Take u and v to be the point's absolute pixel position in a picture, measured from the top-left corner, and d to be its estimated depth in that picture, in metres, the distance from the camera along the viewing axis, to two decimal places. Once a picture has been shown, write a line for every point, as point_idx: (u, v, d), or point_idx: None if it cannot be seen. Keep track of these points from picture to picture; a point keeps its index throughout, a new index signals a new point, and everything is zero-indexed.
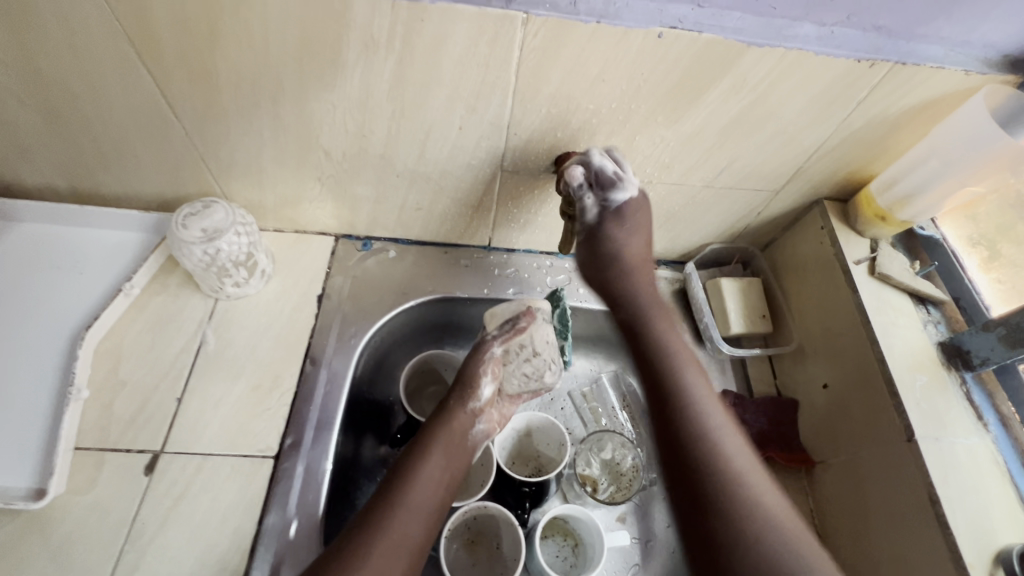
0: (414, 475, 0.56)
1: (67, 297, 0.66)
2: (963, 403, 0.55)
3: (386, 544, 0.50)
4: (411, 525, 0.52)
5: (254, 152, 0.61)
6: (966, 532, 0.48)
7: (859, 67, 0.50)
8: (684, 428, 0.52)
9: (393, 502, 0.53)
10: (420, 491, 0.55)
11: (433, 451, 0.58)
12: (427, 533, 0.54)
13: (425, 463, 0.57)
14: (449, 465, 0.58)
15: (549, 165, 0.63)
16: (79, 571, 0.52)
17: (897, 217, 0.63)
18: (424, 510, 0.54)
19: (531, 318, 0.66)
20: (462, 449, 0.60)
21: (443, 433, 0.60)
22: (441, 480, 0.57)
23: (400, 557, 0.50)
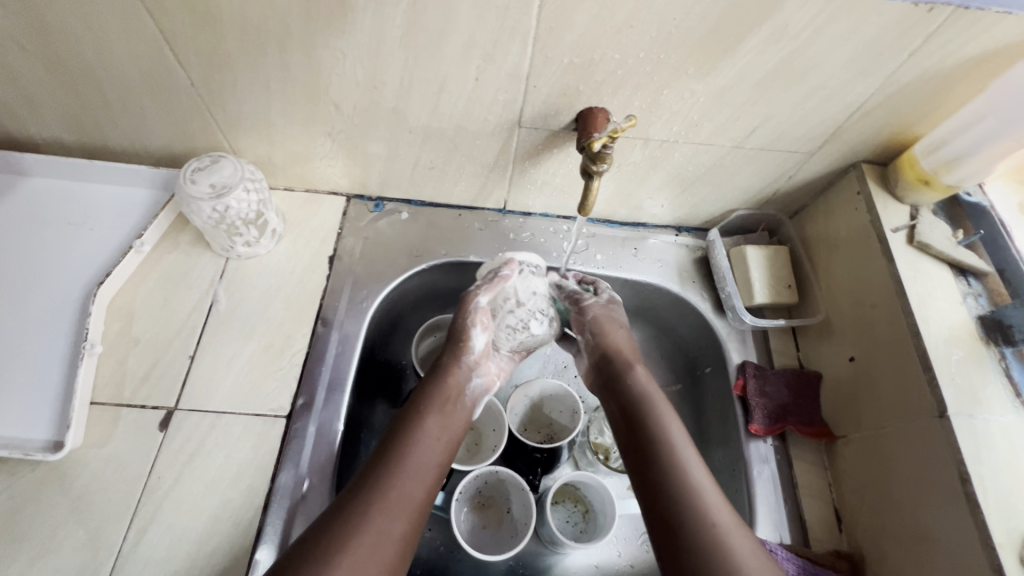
0: (412, 434, 0.54)
1: (79, 253, 0.65)
2: (1001, 379, 0.52)
3: (390, 497, 0.48)
4: (414, 482, 0.50)
5: (263, 105, 0.59)
6: (998, 511, 0.46)
7: (915, 12, 0.45)
8: (673, 483, 0.49)
9: (394, 455, 0.52)
10: (421, 447, 0.53)
11: (428, 411, 0.57)
12: (428, 491, 0.51)
13: (422, 421, 0.55)
14: (444, 423, 0.57)
15: (570, 122, 0.59)
16: (99, 521, 0.53)
17: (942, 181, 0.58)
18: (425, 468, 0.52)
19: (513, 267, 0.65)
20: (459, 408, 0.59)
21: (434, 394, 0.59)
22: (440, 438, 0.55)
23: (405, 510, 0.49)
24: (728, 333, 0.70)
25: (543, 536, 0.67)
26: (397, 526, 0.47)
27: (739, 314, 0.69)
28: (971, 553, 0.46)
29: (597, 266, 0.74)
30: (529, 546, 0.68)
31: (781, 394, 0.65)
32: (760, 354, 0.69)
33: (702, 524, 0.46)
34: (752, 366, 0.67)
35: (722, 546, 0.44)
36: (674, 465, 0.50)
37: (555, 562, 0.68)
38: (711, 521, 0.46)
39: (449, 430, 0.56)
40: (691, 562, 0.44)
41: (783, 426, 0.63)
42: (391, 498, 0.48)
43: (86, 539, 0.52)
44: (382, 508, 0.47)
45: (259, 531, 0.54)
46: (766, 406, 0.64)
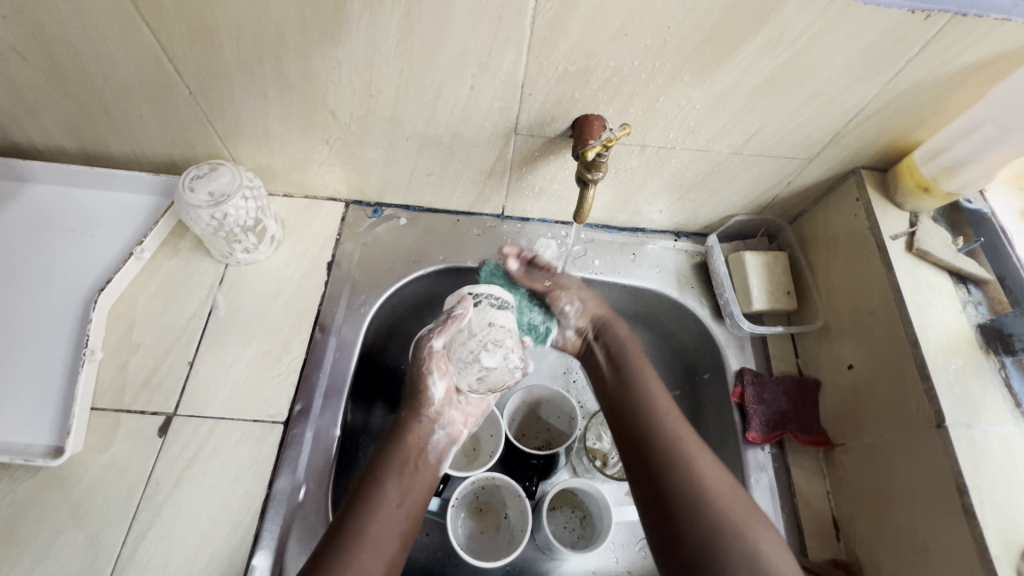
0: (376, 494, 0.54)
1: (81, 259, 0.66)
2: (1001, 389, 0.52)
3: (360, 555, 0.49)
4: (386, 529, 0.52)
5: (260, 113, 0.60)
6: (995, 522, 0.46)
7: (913, 19, 0.45)
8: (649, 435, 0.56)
9: (362, 514, 0.52)
10: (383, 514, 0.53)
11: (388, 472, 0.55)
12: (397, 549, 0.52)
13: (386, 482, 0.55)
14: (406, 484, 0.56)
15: (566, 129, 0.59)
16: (98, 525, 0.53)
17: (942, 188, 0.58)
18: (389, 533, 0.52)
19: (467, 308, 0.57)
20: (422, 471, 0.58)
21: (394, 455, 0.57)
22: (404, 501, 0.55)
23: (381, 554, 0.51)
24: (726, 339, 0.70)
25: (540, 543, 0.67)
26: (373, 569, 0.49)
27: (737, 320, 0.69)
28: (968, 565, 0.46)
29: (595, 272, 0.74)
30: (526, 552, 0.68)
31: (780, 402, 0.65)
32: (758, 361, 0.69)
33: (665, 437, 0.55)
34: (750, 373, 0.66)
35: (684, 454, 0.53)
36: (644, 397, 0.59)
37: (552, 568, 0.68)
38: (671, 434, 0.55)
39: (412, 493, 0.55)
40: (659, 470, 0.53)
41: (781, 434, 0.63)
42: (367, 546, 0.50)
43: (86, 544, 0.52)
44: (356, 559, 0.49)
45: (256, 538, 0.54)
46: (764, 414, 0.63)
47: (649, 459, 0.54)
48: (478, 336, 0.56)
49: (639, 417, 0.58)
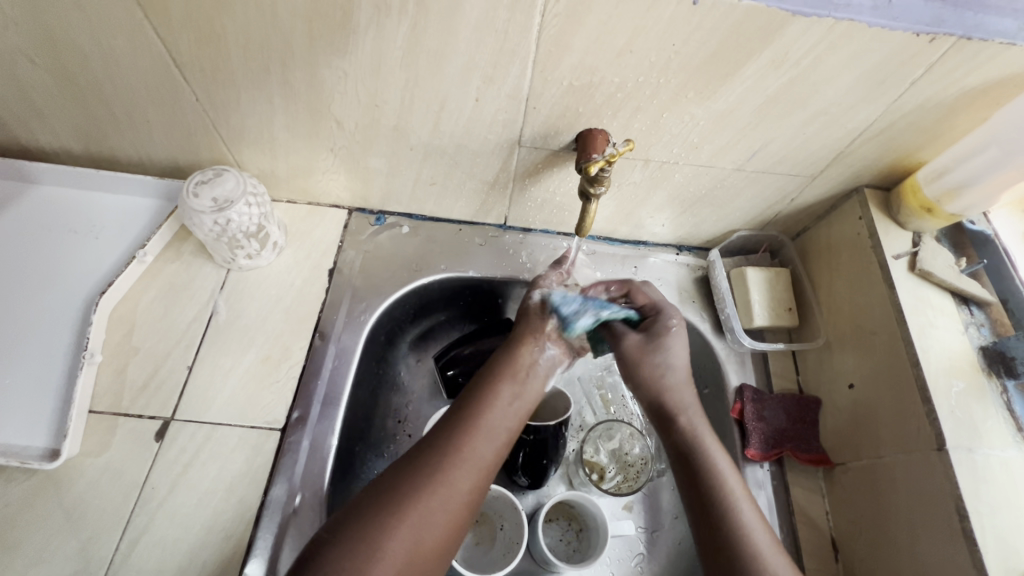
0: (488, 396, 0.55)
1: (84, 261, 0.66)
2: (1002, 412, 0.52)
3: (458, 458, 0.49)
4: (484, 444, 0.51)
5: (266, 120, 0.60)
6: (994, 548, 0.45)
7: (917, 41, 0.45)
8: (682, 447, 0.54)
9: (467, 419, 0.52)
10: (490, 418, 0.53)
11: (504, 374, 0.58)
12: (498, 455, 0.51)
13: (497, 386, 0.56)
14: (519, 387, 0.57)
15: (570, 142, 0.59)
16: (91, 530, 0.53)
17: (945, 210, 0.58)
18: (499, 432, 0.52)
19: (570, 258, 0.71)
20: (534, 379, 0.59)
21: (506, 362, 0.59)
22: (516, 403, 0.56)
23: (473, 471, 0.49)
24: (727, 354, 0.70)
25: (535, 555, 0.66)
26: (465, 482, 0.48)
27: (738, 336, 0.68)
28: None
29: None
30: (521, 565, 0.68)
31: (778, 419, 0.64)
32: (758, 377, 0.69)
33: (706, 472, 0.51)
34: (750, 390, 0.66)
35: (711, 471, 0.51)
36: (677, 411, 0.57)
37: None
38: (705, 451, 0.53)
39: (524, 397, 0.57)
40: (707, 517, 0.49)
41: (780, 451, 0.63)
42: (462, 464, 0.48)
43: (80, 548, 0.52)
44: (450, 470, 0.48)
45: (250, 545, 0.54)
46: (761, 431, 0.63)
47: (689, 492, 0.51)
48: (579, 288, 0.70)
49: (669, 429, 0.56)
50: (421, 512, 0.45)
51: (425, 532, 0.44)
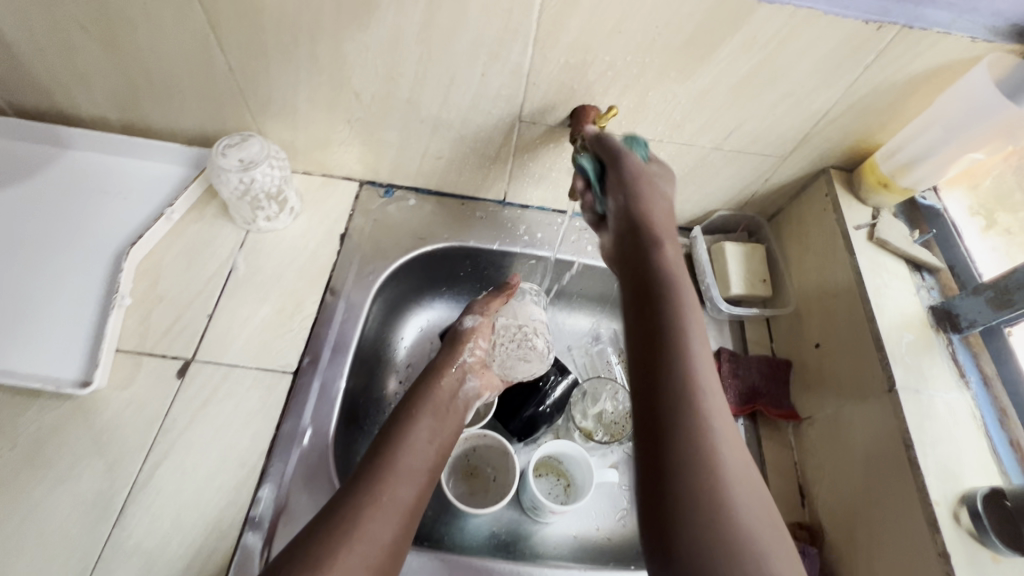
0: (403, 439, 0.58)
1: (114, 218, 0.72)
2: (946, 361, 0.57)
3: (377, 507, 0.50)
4: (400, 487, 0.53)
5: (291, 91, 0.66)
6: (936, 474, 0.50)
7: (867, 29, 0.52)
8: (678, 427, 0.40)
9: (383, 466, 0.55)
10: (410, 457, 0.57)
11: (420, 414, 0.62)
12: (418, 496, 0.55)
13: (413, 427, 0.60)
14: (436, 426, 0.62)
15: (564, 118, 0.66)
16: (117, 453, 0.57)
17: (899, 184, 0.64)
18: (416, 473, 0.56)
19: (515, 282, 0.76)
20: (453, 413, 0.65)
21: (428, 398, 0.64)
22: (431, 442, 0.60)
23: (393, 517, 0.51)
24: (707, 322, 0.76)
25: (524, 504, 0.70)
26: (387, 531, 0.50)
27: (716, 303, 0.74)
28: (912, 513, 0.50)
29: (588, 256, 0.80)
30: (511, 516, 0.72)
31: (752, 377, 0.69)
32: (735, 342, 0.75)
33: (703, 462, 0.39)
34: (727, 351, 0.71)
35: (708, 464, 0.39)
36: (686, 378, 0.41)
37: (535, 531, 0.71)
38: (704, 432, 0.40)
39: (440, 434, 0.62)
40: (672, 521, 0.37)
41: (754, 406, 0.68)
42: (381, 509, 0.50)
43: (105, 469, 0.56)
44: (371, 517, 0.49)
45: (263, 472, 0.59)
46: (735, 389, 0.68)
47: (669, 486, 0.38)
48: (522, 325, 0.78)
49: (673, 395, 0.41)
50: (347, 561, 0.46)
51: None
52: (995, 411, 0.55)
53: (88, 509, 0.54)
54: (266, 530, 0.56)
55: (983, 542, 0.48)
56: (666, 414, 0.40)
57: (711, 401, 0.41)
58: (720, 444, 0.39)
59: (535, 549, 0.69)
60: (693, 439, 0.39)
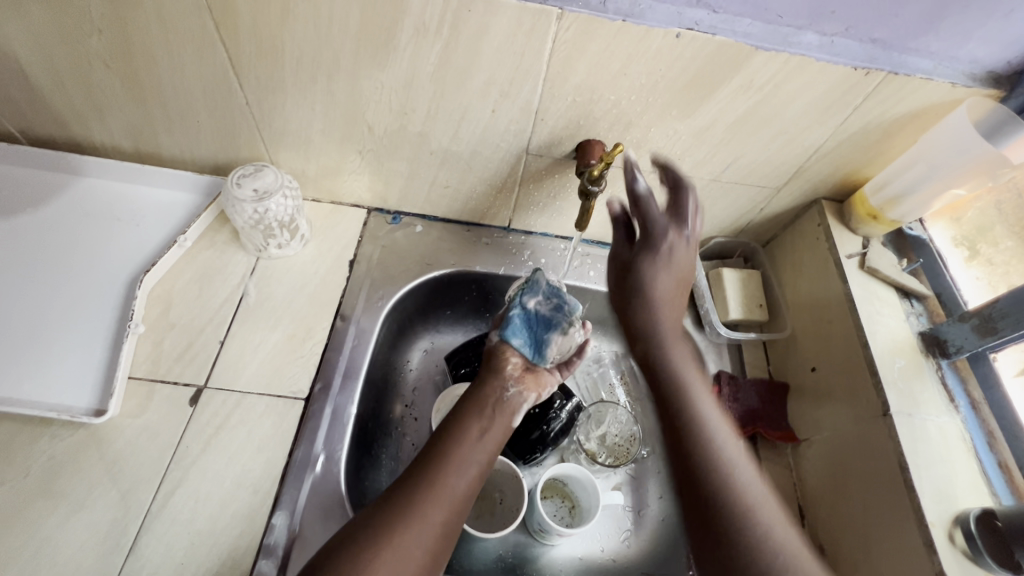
0: (456, 435, 0.59)
1: (125, 245, 0.73)
2: (936, 386, 0.60)
3: (428, 496, 0.53)
4: (452, 478, 0.55)
5: (306, 123, 0.68)
6: (931, 496, 0.53)
7: (856, 74, 0.55)
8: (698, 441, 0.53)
9: (437, 460, 0.56)
10: (463, 449, 0.58)
11: (472, 413, 0.62)
12: (470, 486, 0.56)
13: (465, 425, 0.61)
14: (487, 424, 0.62)
15: (570, 152, 0.69)
16: (130, 482, 0.58)
17: (887, 216, 0.68)
18: (468, 464, 0.57)
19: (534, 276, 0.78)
20: (500, 416, 0.63)
21: (476, 399, 0.64)
22: (484, 437, 0.61)
23: (444, 504, 0.53)
24: (706, 345, 0.78)
25: (531, 527, 0.71)
26: (438, 515, 0.52)
27: (716, 327, 0.77)
28: (910, 534, 0.52)
29: (591, 281, 0.83)
30: (518, 539, 0.72)
31: (751, 400, 0.72)
32: (734, 365, 0.77)
33: (730, 493, 0.49)
34: (726, 374, 0.74)
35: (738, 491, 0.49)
36: (695, 410, 0.56)
37: (541, 553, 0.72)
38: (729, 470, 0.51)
39: (491, 430, 0.61)
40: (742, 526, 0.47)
41: (754, 429, 0.70)
42: (434, 498, 0.53)
43: (118, 498, 0.57)
44: (424, 505, 0.52)
45: (275, 499, 0.59)
46: (735, 411, 0.71)
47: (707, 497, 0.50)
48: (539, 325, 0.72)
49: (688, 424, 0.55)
50: (398, 540, 0.49)
51: (405, 561, 0.49)
52: (983, 434, 0.58)
53: (101, 539, 0.54)
54: (280, 558, 0.56)
55: (976, 562, 0.50)
56: (693, 428, 0.54)
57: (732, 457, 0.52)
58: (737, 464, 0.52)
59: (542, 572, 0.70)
60: (706, 430, 0.54)
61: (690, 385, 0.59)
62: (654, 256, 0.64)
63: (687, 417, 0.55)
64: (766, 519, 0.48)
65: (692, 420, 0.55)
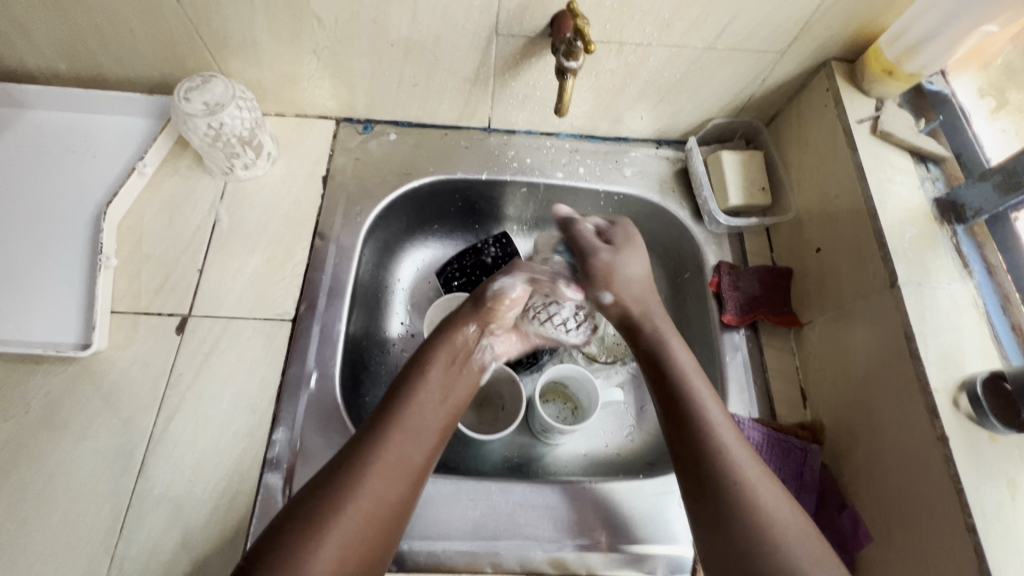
0: (414, 396, 0.55)
1: (85, 179, 0.69)
2: (949, 252, 0.56)
3: (383, 468, 0.49)
4: (409, 448, 0.51)
5: (248, 22, 0.61)
6: (937, 364, 0.51)
7: None
8: (704, 449, 0.49)
9: (390, 426, 0.52)
10: (421, 415, 0.54)
11: (433, 367, 0.59)
12: (426, 458, 0.53)
13: (422, 386, 0.57)
14: (448, 386, 0.59)
15: (545, 28, 0.61)
16: (129, 410, 0.58)
17: (905, 70, 0.61)
18: (427, 434, 0.54)
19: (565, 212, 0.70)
20: (466, 372, 0.61)
21: (441, 351, 0.61)
22: (445, 401, 0.57)
23: (400, 479, 0.50)
24: (705, 237, 0.74)
25: (534, 429, 0.72)
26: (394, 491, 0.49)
27: (714, 216, 0.73)
28: (913, 405, 0.51)
29: (581, 179, 0.77)
30: (522, 440, 0.73)
31: (753, 288, 0.69)
32: (735, 255, 0.74)
33: (718, 456, 0.49)
34: (726, 264, 0.71)
35: (737, 478, 0.47)
36: (709, 435, 0.50)
37: (546, 452, 0.73)
38: (738, 471, 0.47)
39: (452, 395, 0.58)
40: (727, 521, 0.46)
41: (754, 316, 0.68)
42: (388, 469, 0.49)
43: (121, 425, 0.58)
44: (375, 476, 0.48)
45: (275, 416, 0.60)
46: (737, 298, 0.68)
47: (707, 488, 0.48)
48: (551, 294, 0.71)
49: (693, 429, 0.51)
50: (350, 522, 0.45)
51: (355, 543, 0.45)
52: (998, 299, 0.55)
53: (110, 464, 0.56)
54: (284, 470, 0.58)
55: (980, 424, 0.48)
56: (682, 403, 0.53)
57: (727, 436, 0.50)
58: (747, 475, 0.47)
59: (549, 469, 0.71)
60: (697, 417, 0.52)
61: (682, 368, 0.56)
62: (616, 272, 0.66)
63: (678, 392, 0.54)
64: (753, 483, 0.47)
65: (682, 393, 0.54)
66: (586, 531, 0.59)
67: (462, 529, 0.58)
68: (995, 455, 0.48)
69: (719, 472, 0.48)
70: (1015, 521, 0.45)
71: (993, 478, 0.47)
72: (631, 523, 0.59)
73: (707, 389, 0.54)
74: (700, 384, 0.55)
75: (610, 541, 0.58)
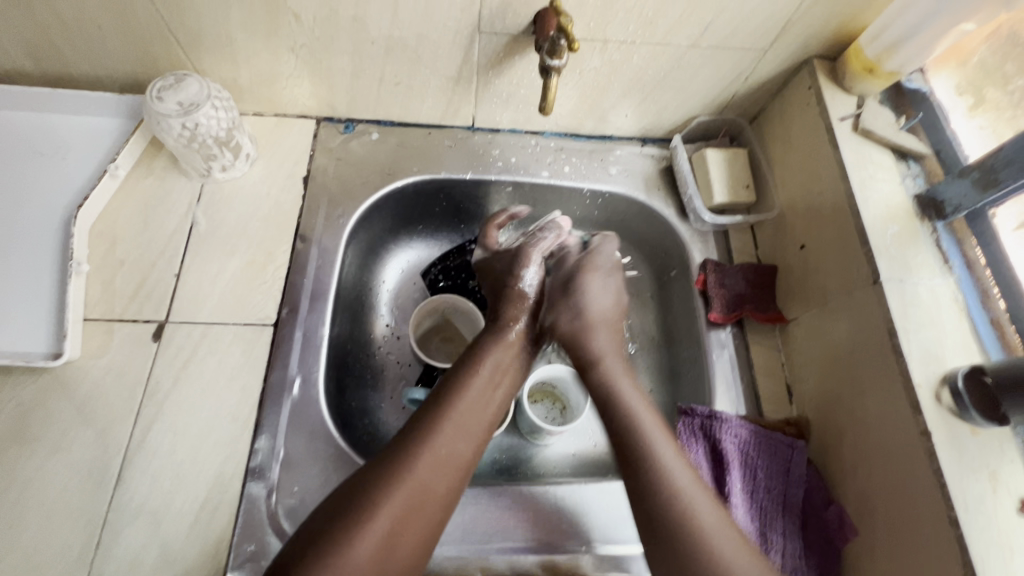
0: (463, 390, 0.55)
1: (54, 181, 0.67)
2: (930, 248, 0.57)
3: (431, 459, 0.49)
4: (455, 441, 0.51)
5: (222, 19, 0.59)
6: (919, 359, 0.51)
7: None
8: (649, 483, 0.51)
9: (442, 417, 0.52)
10: (471, 406, 0.54)
11: (486, 362, 0.59)
12: (475, 451, 0.53)
13: (473, 378, 0.56)
14: (497, 379, 0.58)
15: (528, 26, 0.60)
16: (104, 421, 0.57)
17: (885, 68, 0.61)
18: (473, 427, 0.53)
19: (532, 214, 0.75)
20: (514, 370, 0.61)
21: (497, 347, 0.61)
22: (492, 393, 0.57)
23: (445, 473, 0.50)
24: (691, 235, 0.74)
25: (523, 430, 0.71)
26: (439, 484, 0.49)
27: (699, 214, 0.73)
28: (896, 400, 0.52)
29: (566, 177, 0.77)
30: (510, 442, 0.72)
31: (739, 285, 0.69)
32: (720, 253, 0.74)
33: (659, 487, 0.51)
34: (712, 262, 0.71)
35: (675, 510, 0.49)
36: (653, 463, 0.52)
37: (534, 453, 0.72)
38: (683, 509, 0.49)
39: (500, 387, 0.58)
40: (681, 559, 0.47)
41: (740, 313, 0.68)
42: (437, 462, 0.50)
43: (95, 437, 0.56)
44: (423, 469, 0.48)
45: (257, 423, 0.58)
46: (724, 296, 0.68)
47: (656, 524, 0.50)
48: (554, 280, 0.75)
49: (631, 467, 0.53)
50: (395, 517, 0.46)
51: (400, 535, 0.46)
52: (977, 294, 0.55)
53: (84, 478, 0.54)
54: (267, 478, 0.56)
55: (962, 417, 0.49)
56: (626, 436, 0.55)
57: (673, 471, 0.52)
58: (702, 520, 0.48)
59: (538, 470, 0.71)
60: (647, 454, 0.53)
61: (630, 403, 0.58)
62: (565, 307, 0.67)
63: (621, 430, 0.56)
64: (701, 516, 0.49)
65: (624, 431, 0.55)
66: (570, 534, 0.58)
67: (451, 534, 0.57)
68: (976, 449, 0.48)
69: (663, 497, 0.50)
70: (996, 513, 0.46)
71: (975, 472, 0.47)
72: (617, 525, 0.59)
73: (664, 438, 0.54)
74: (650, 424, 0.56)
75: (600, 542, 0.58)
